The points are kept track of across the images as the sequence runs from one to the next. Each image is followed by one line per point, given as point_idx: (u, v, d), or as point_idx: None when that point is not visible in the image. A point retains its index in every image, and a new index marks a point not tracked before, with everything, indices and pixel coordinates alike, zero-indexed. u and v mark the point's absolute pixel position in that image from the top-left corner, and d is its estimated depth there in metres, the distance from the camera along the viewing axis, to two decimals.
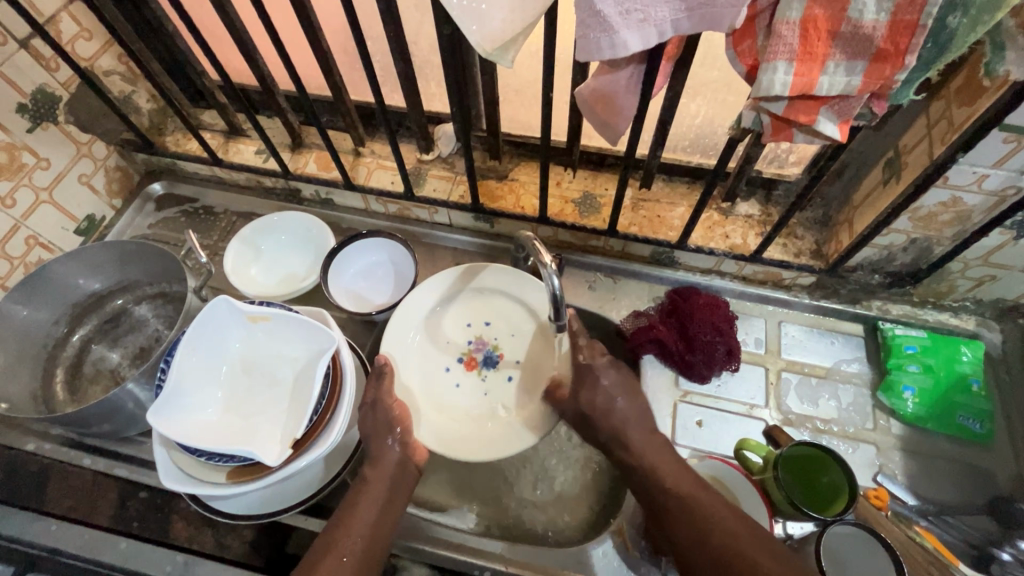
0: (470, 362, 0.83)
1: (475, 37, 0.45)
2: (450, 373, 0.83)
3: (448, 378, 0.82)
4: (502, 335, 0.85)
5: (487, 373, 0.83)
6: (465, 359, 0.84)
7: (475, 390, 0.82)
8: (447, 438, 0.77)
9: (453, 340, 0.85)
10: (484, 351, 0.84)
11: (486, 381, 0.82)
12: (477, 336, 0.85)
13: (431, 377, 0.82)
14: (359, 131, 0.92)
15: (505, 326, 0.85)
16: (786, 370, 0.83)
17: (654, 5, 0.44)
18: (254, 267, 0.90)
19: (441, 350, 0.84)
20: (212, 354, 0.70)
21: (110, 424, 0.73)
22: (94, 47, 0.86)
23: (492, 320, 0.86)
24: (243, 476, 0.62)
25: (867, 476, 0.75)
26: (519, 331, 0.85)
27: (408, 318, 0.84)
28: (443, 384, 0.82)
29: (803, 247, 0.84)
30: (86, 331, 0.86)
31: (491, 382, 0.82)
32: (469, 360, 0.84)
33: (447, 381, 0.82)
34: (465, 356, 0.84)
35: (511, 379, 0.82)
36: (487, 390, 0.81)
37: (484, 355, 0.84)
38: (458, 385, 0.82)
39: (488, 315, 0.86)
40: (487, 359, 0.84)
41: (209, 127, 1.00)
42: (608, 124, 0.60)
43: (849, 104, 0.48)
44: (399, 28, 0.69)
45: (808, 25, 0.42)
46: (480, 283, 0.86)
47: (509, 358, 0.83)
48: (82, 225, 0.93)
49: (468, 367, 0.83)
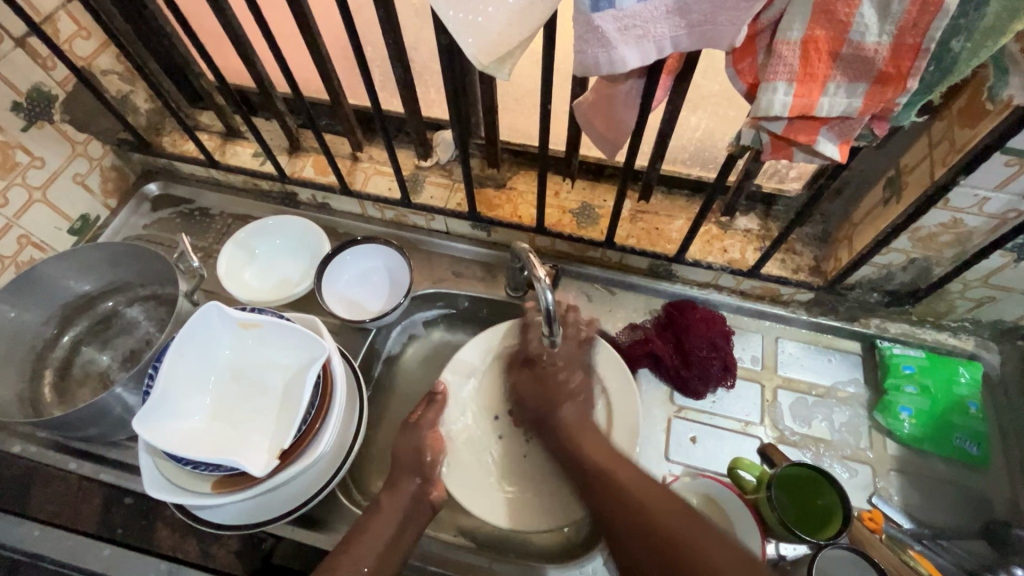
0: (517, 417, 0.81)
1: (472, 49, 0.45)
2: (495, 422, 0.81)
3: (492, 426, 0.80)
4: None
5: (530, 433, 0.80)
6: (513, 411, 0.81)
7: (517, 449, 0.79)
8: (476, 489, 0.74)
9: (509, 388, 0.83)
10: None
11: (528, 442, 0.80)
12: None
13: (476, 426, 0.80)
14: (357, 136, 0.91)
15: None
16: (782, 388, 0.82)
17: (655, 21, 0.43)
18: (248, 271, 0.89)
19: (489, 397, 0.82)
20: (201, 361, 0.69)
21: (98, 429, 0.72)
22: (93, 46, 0.85)
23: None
24: (228, 486, 0.61)
25: (862, 498, 0.75)
26: None
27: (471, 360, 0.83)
28: (486, 432, 0.80)
29: (802, 263, 0.83)
30: (76, 332, 0.85)
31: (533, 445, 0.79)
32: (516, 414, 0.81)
33: (490, 429, 0.80)
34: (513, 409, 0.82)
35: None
36: (527, 451, 0.79)
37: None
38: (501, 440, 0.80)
39: None
40: None
41: (206, 129, 0.99)
42: (607, 138, 0.60)
43: (850, 125, 0.47)
44: (398, 35, 0.69)
45: (809, 45, 0.42)
46: None
47: None
48: (75, 224, 0.92)
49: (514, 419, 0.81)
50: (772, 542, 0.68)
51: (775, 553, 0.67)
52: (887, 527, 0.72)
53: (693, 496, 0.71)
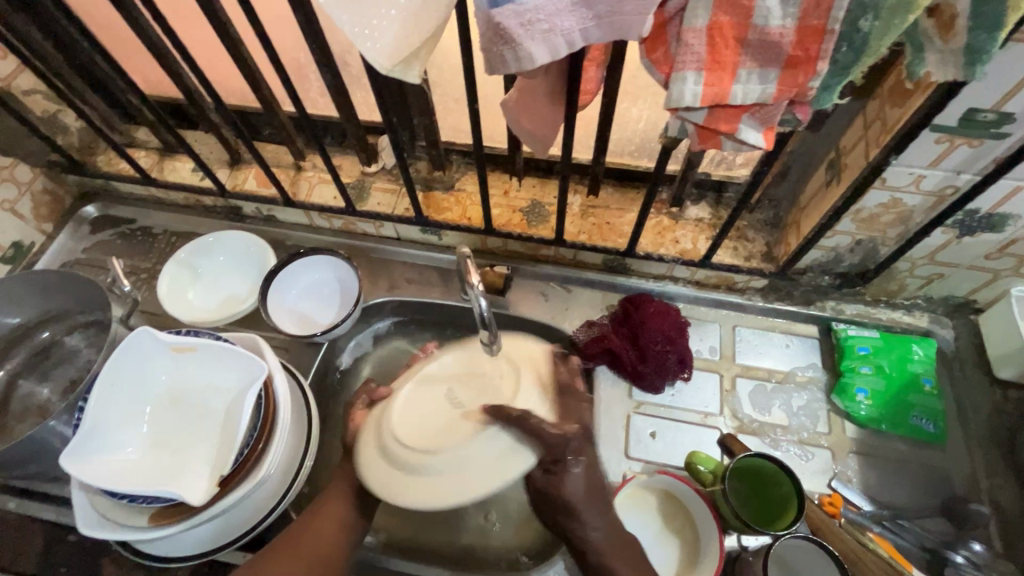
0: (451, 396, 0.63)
1: (372, 53, 0.43)
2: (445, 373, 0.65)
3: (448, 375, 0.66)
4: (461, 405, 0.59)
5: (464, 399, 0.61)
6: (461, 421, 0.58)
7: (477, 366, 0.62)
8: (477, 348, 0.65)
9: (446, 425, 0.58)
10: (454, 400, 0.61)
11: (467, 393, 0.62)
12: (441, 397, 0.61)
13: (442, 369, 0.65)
14: (297, 145, 0.89)
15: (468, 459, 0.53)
16: (741, 376, 0.81)
17: (559, 15, 0.42)
18: (192, 291, 0.87)
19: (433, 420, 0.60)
20: (136, 389, 0.66)
21: (36, 466, 0.70)
22: (10, 66, 0.81)
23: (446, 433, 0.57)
24: (166, 517, 0.59)
25: (822, 482, 0.74)
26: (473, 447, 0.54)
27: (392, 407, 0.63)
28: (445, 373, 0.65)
29: (754, 250, 0.82)
30: (13, 366, 0.81)
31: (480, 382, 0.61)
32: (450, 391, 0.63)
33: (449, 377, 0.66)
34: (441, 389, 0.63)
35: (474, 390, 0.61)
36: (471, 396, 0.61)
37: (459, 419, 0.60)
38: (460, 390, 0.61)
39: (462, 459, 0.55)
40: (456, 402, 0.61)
41: (143, 145, 0.96)
42: (535, 136, 0.58)
43: (770, 110, 0.46)
44: (321, 40, 0.66)
45: (715, 32, 0.40)
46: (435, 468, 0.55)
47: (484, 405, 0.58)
48: (7, 252, 0.88)
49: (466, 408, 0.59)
50: (732, 535, 0.69)
51: (737, 544, 0.69)
52: (847, 511, 0.72)
53: (653, 493, 0.72)
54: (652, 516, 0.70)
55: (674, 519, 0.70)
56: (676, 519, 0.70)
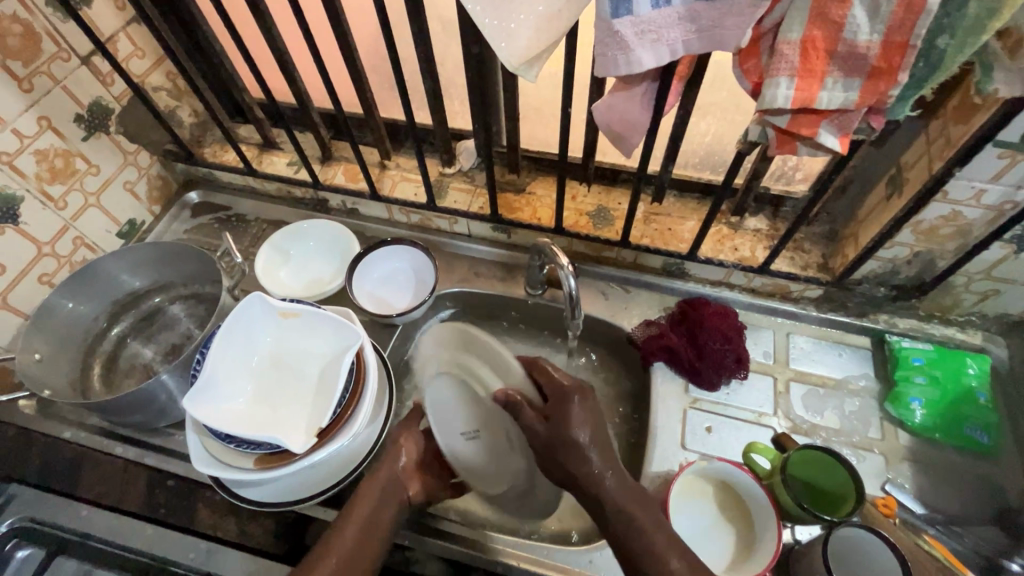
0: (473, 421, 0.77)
1: (505, 53, 0.50)
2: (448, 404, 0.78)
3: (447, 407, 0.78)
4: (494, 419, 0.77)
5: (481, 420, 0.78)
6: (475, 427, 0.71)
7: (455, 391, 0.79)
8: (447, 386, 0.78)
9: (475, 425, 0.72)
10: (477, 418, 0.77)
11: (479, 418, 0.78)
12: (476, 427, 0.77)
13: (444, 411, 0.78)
14: (386, 146, 0.98)
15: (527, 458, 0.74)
16: (795, 380, 0.85)
17: (668, 27, 0.49)
18: (283, 271, 0.95)
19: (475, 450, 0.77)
20: (244, 348, 0.73)
21: (145, 413, 0.77)
22: (146, 64, 0.93)
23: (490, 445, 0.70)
24: (270, 462, 0.65)
25: (876, 485, 0.76)
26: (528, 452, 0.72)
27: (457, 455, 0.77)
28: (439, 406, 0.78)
29: (811, 261, 0.87)
30: (123, 327, 0.90)
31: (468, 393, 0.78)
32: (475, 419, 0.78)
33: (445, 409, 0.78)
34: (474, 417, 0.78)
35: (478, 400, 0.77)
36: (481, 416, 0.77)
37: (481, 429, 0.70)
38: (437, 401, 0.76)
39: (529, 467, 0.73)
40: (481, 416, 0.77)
41: (245, 140, 1.06)
42: (623, 138, 0.64)
43: (848, 118, 0.52)
44: (430, 49, 0.75)
45: (808, 45, 0.47)
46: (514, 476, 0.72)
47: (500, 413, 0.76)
48: (123, 228, 0.98)
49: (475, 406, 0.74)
50: (787, 528, 0.72)
51: (791, 538, 0.71)
52: (901, 513, 0.74)
53: (710, 483, 0.75)
54: (709, 504, 0.73)
55: (730, 508, 0.73)
56: (732, 509, 0.73)
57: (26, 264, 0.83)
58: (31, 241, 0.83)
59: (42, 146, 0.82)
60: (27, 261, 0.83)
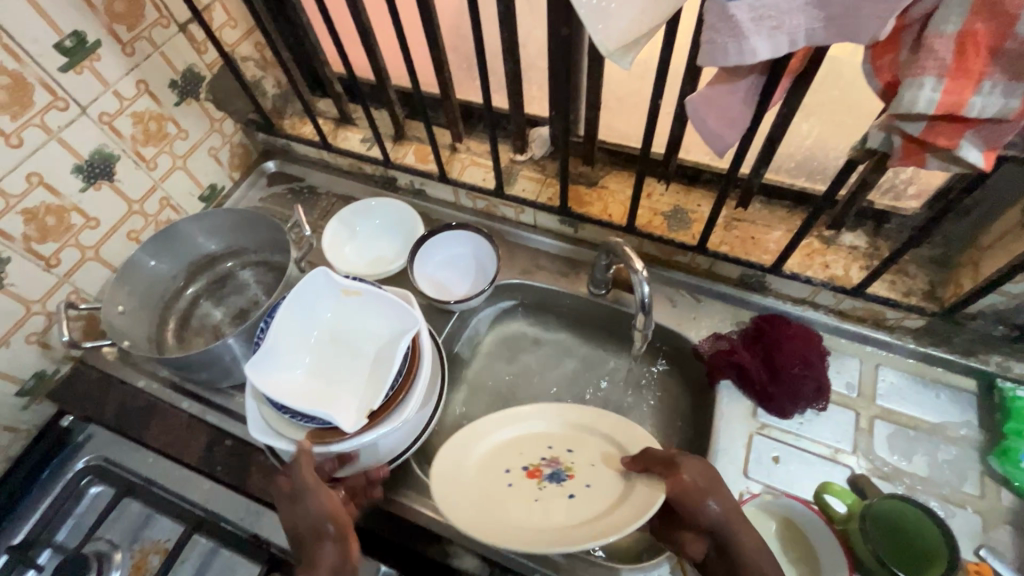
0: (534, 472, 0.71)
1: (601, 36, 0.46)
2: (508, 473, 0.71)
3: (503, 476, 0.71)
4: (580, 459, 0.72)
5: (547, 486, 0.70)
6: (529, 467, 0.72)
7: (506, 488, 0.69)
8: (478, 512, 0.65)
9: (512, 454, 0.73)
10: (552, 468, 0.72)
11: (541, 492, 0.69)
12: (552, 454, 0.73)
13: (496, 487, 0.70)
14: (458, 128, 0.96)
15: (578, 444, 0.74)
16: (880, 418, 0.76)
17: (791, 13, 0.43)
18: (347, 247, 0.95)
19: (524, 451, 0.74)
20: (306, 322, 0.74)
21: (212, 372, 0.80)
22: (238, 34, 0.95)
23: (577, 449, 0.73)
24: (320, 437, 0.66)
25: (968, 548, 0.67)
26: (596, 483, 0.68)
27: (534, 439, 0.75)
28: (499, 486, 0.70)
29: (914, 287, 0.78)
30: (198, 287, 0.94)
31: (547, 500, 0.68)
32: (533, 470, 0.72)
33: (500, 478, 0.71)
34: (530, 465, 0.72)
35: (572, 500, 0.67)
36: (538, 497, 0.68)
37: (554, 471, 0.71)
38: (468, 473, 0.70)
39: (570, 440, 0.74)
40: (554, 476, 0.71)
41: (323, 114, 1.07)
42: (718, 135, 0.58)
43: (1001, 130, 0.44)
44: (514, 29, 0.71)
45: (966, 39, 0.40)
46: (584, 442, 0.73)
47: (577, 485, 0.69)
48: (205, 192, 1.02)
49: (530, 476, 0.71)
50: None
51: None
52: None
53: (772, 519, 0.69)
54: (769, 542, 0.67)
55: (793, 549, 0.67)
56: (796, 550, 0.67)
57: (118, 221, 0.88)
58: (123, 199, 0.88)
59: (139, 109, 0.85)
60: (119, 217, 0.88)
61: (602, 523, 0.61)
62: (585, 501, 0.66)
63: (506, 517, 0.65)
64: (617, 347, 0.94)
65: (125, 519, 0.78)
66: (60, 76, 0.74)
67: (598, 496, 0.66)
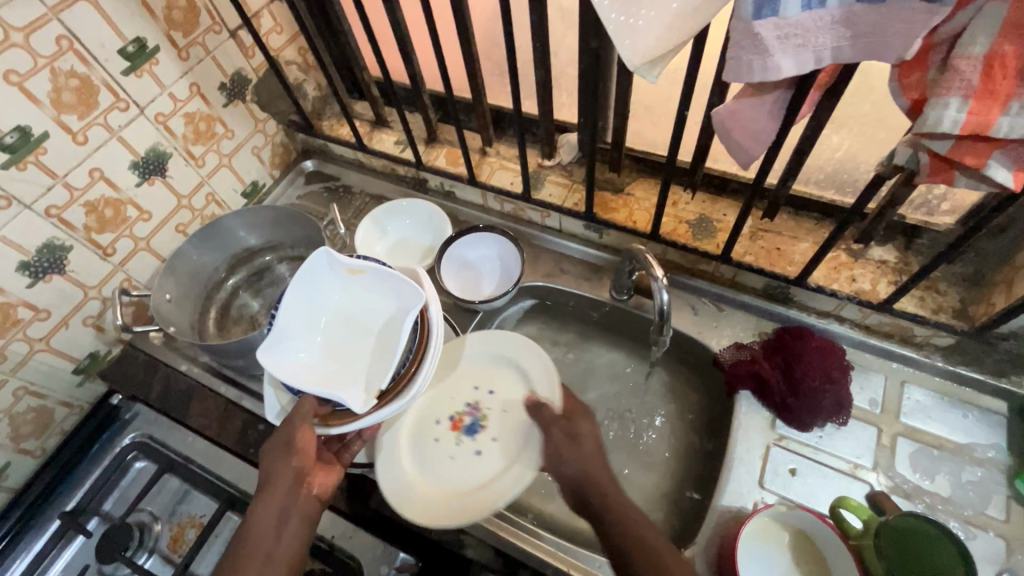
0: (456, 423, 0.83)
1: (628, 51, 0.47)
2: (436, 424, 0.83)
3: (432, 428, 0.83)
4: (496, 408, 0.83)
5: (464, 440, 0.81)
6: (454, 419, 0.83)
7: (432, 441, 0.81)
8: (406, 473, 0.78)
9: (445, 402, 0.85)
10: (472, 417, 0.83)
11: (459, 446, 0.81)
12: (475, 400, 0.85)
13: (424, 437, 0.82)
14: (489, 132, 0.98)
15: (499, 393, 0.84)
16: (903, 436, 0.75)
17: (817, 31, 0.44)
18: (379, 246, 0.99)
19: (452, 401, 0.85)
20: (316, 305, 0.76)
21: (250, 359, 0.85)
22: (283, 39, 1.00)
23: (495, 393, 0.85)
24: (335, 419, 0.67)
25: (989, 572, 0.66)
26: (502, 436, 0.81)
27: (463, 386, 0.86)
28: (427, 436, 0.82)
29: (945, 304, 0.76)
30: (238, 279, 0.99)
31: (461, 452, 0.80)
32: (456, 420, 0.83)
33: (429, 430, 0.83)
34: (454, 416, 0.84)
35: (479, 457, 0.79)
36: (455, 454, 0.80)
37: (472, 421, 0.83)
38: (402, 440, 0.81)
39: (494, 384, 0.85)
40: (472, 427, 0.82)
41: (360, 116, 1.12)
42: (743, 147, 0.59)
43: None
44: (546, 40, 0.74)
45: (994, 61, 0.40)
46: (500, 393, 0.84)
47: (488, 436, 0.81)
48: (247, 188, 1.07)
49: (453, 427, 0.83)
50: None
51: None
52: None
53: (786, 530, 0.69)
54: (782, 552, 0.68)
55: (805, 559, 0.67)
56: (808, 560, 0.67)
57: (168, 214, 0.94)
58: (173, 193, 0.93)
59: (190, 110, 0.91)
60: (168, 211, 0.94)
61: (490, 492, 0.75)
62: (494, 458, 0.79)
63: (425, 475, 0.78)
64: (637, 353, 0.95)
65: (165, 493, 0.83)
66: (123, 79, 0.80)
67: (502, 451, 0.79)
